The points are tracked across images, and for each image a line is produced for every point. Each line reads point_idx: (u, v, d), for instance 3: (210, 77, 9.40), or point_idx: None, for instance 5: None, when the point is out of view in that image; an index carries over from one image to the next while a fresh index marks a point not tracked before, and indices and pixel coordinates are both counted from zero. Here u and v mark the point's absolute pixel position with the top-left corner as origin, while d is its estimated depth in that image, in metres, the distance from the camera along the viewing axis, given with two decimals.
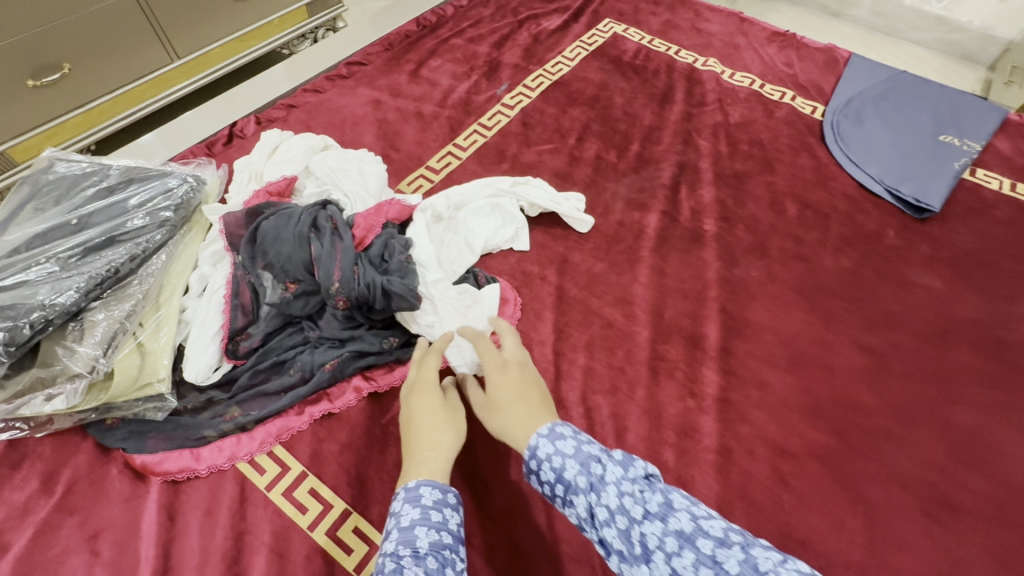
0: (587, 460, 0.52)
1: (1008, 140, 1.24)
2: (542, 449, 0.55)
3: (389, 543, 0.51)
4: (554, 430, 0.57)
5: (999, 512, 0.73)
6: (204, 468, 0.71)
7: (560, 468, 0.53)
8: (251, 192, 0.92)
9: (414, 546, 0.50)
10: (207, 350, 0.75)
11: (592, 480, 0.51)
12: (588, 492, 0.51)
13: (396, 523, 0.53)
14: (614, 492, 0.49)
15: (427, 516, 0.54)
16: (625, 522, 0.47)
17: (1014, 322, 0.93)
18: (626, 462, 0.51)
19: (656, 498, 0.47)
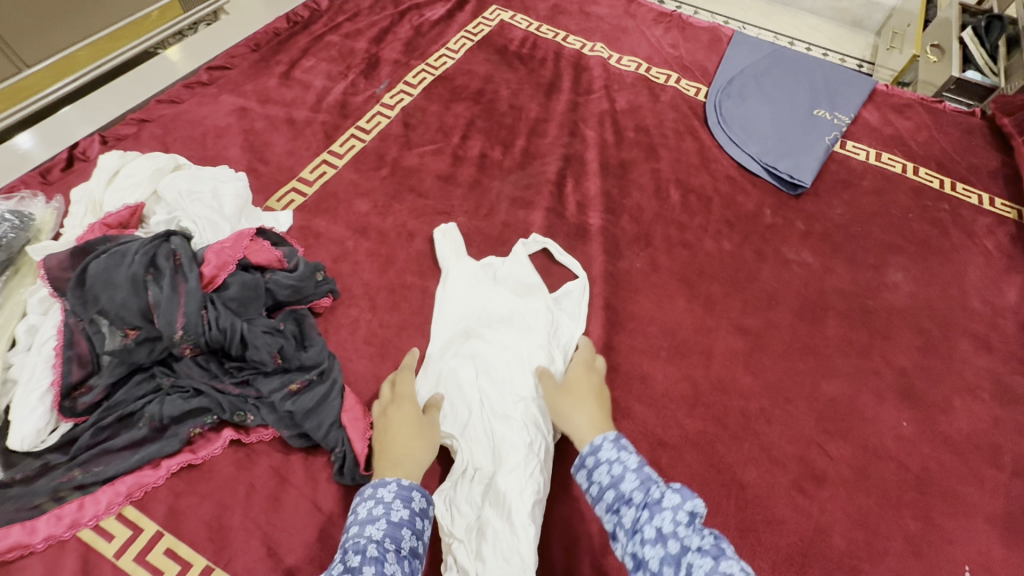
0: (648, 479, 0.56)
1: (875, 111, 1.31)
2: (605, 451, 0.59)
3: (377, 530, 0.54)
4: (619, 440, 0.61)
5: (857, 476, 0.78)
6: (40, 541, 0.64)
7: (620, 476, 0.57)
8: (86, 226, 0.83)
9: (399, 545, 0.53)
10: (34, 412, 0.68)
11: (650, 501, 0.53)
12: (642, 509, 0.53)
13: (385, 516, 0.55)
14: (671, 517, 0.51)
15: (414, 521, 0.56)
16: (675, 546, 0.49)
17: (876, 290, 0.98)
18: (684, 492, 0.53)
19: (708, 537, 0.49)
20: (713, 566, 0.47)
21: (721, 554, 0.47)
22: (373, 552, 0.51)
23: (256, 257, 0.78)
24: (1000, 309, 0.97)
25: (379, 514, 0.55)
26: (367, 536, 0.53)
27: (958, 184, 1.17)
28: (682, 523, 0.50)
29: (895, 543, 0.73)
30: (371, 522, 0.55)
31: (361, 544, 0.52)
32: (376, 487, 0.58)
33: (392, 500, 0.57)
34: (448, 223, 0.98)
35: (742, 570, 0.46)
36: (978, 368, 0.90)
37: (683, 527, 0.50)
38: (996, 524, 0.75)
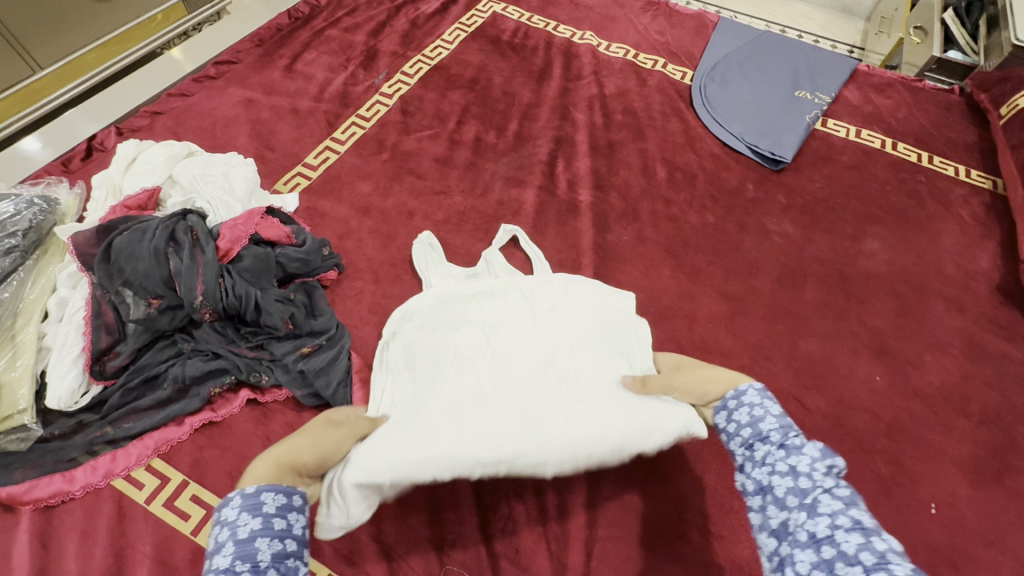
0: (788, 426, 0.57)
1: (856, 90, 1.35)
2: (751, 396, 0.62)
3: (225, 558, 0.48)
4: (765, 391, 0.62)
5: (832, 426, 0.83)
6: (79, 489, 0.71)
7: (759, 417, 0.59)
8: (108, 208, 0.89)
9: (253, 561, 0.48)
10: (68, 374, 0.74)
11: (788, 445, 0.56)
12: (777, 449, 0.56)
13: (232, 537, 0.49)
14: (806, 462, 0.53)
15: (268, 525, 0.51)
16: (807, 483, 0.52)
17: (854, 257, 1.03)
18: (824, 448, 0.54)
19: (842, 486, 0.51)
20: (842, 509, 0.49)
21: (852, 502, 0.50)
22: None
23: (267, 233, 0.84)
24: (973, 273, 1.02)
25: (227, 537, 0.50)
26: (217, 567, 0.48)
27: (935, 157, 1.22)
28: (819, 468, 0.53)
29: (867, 485, 0.79)
30: (222, 549, 0.49)
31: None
32: (222, 507, 0.52)
33: (239, 513, 0.51)
34: (425, 231, 0.98)
35: (871, 521, 0.48)
36: (950, 327, 0.95)
37: (819, 472, 0.52)
38: (963, 468, 0.80)
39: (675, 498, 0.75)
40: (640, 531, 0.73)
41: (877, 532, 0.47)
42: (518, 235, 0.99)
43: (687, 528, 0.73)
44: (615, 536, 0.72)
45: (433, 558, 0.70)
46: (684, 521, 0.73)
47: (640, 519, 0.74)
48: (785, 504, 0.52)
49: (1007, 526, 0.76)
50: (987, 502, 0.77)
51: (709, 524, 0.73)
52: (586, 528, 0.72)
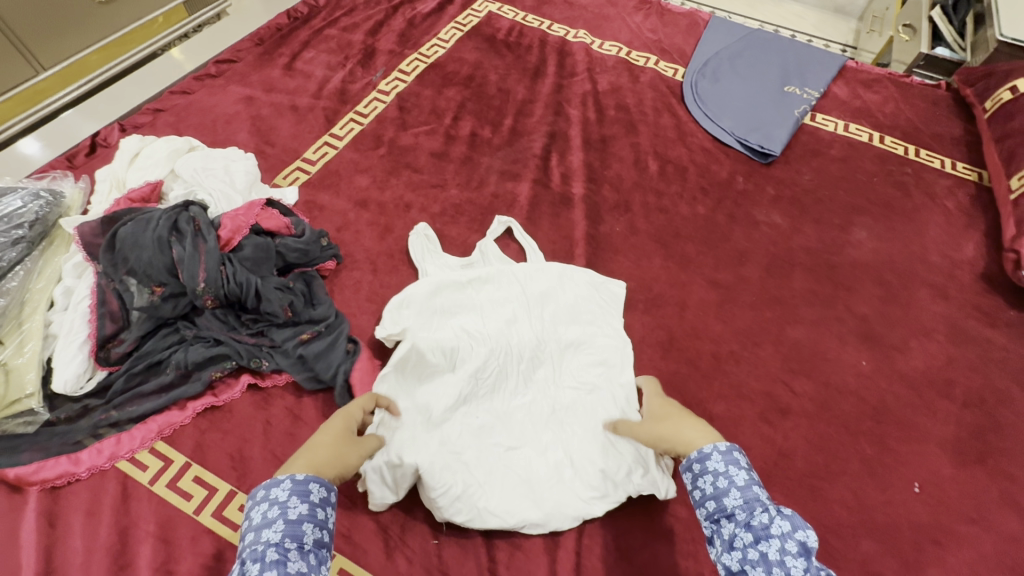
0: (753, 501, 0.53)
1: (845, 86, 1.38)
2: (713, 462, 0.56)
3: (274, 533, 0.50)
4: (730, 452, 0.56)
5: (818, 409, 0.86)
6: (84, 470, 0.73)
7: (722, 491, 0.54)
8: (112, 200, 0.91)
9: (301, 541, 0.51)
10: (73, 359, 0.76)
11: (755, 525, 0.51)
12: (744, 530, 0.52)
13: (283, 516, 0.51)
14: (777, 548, 0.49)
15: (315, 513, 0.54)
16: (778, 572, 0.47)
17: (841, 247, 1.06)
18: (793, 518, 0.50)
19: (814, 570, 0.47)
20: None
21: None
22: (274, 556, 0.49)
23: (266, 223, 0.86)
24: (958, 261, 1.04)
25: (275, 516, 0.52)
26: (265, 541, 0.50)
27: (922, 151, 1.24)
28: (790, 552, 0.48)
29: (852, 465, 0.81)
30: (268, 525, 0.51)
31: (260, 551, 0.49)
32: (270, 486, 0.54)
33: (292, 497, 0.53)
34: (420, 223, 1.01)
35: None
36: (935, 313, 0.97)
37: (792, 557, 0.48)
38: (946, 448, 0.82)
39: None
40: (630, 510, 0.75)
41: None
42: (512, 226, 1.01)
43: (676, 506, 0.75)
44: (606, 514, 0.74)
45: (428, 536, 0.72)
46: (673, 500, 0.76)
47: (630, 497, 0.76)
48: None
49: (988, 504, 0.78)
50: (969, 481, 0.80)
51: None
52: None
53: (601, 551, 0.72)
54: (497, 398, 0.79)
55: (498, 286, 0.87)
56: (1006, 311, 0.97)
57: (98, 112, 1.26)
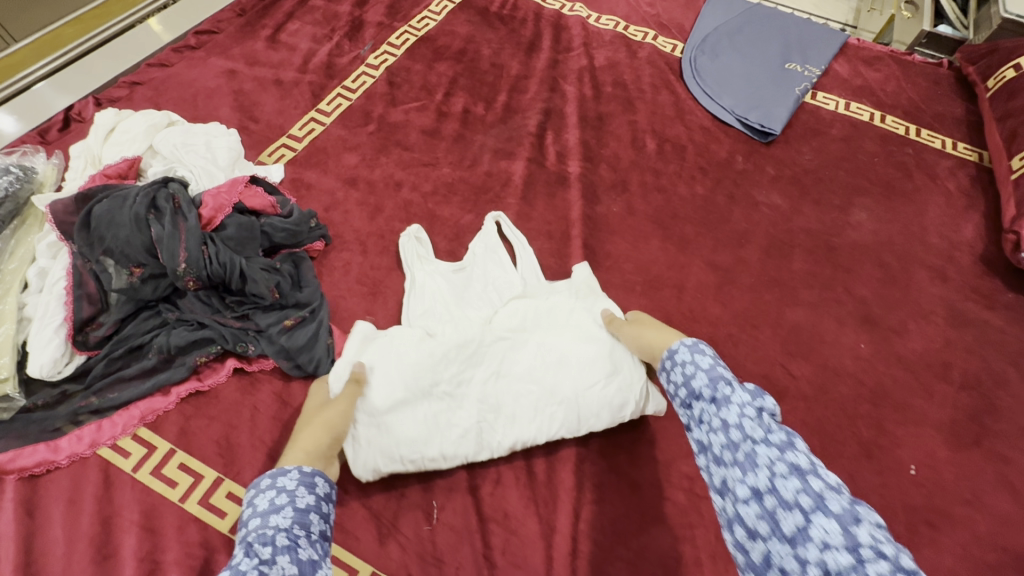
0: (718, 377, 0.58)
1: (846, 64, 1.35)
2: (681, 355, 0.62)
3: (284, 519, 0.51)
4: (696, 344, 0.62)
5: (816, 392, 0.85)
6: (64, 458, 0.70)
7: (691, 375, 0.60)
8: (87, 177, 0.87)
9: (309, 530, 0.52)
10: (50, 343, 0.72)
11: (718, 397, 0.56)
12: (711, 404, 0.56)
13: (291, 504, 0.53)
14: (736, 411, 0.54)
15: (320, 505, 0.55)
16: (736, 435, 0.52)
17: (841, 228, 1.04)
18: (754, 394, 0.56)
19: (774, 432, 0.51)
20: (779, 455, 0.49)
21: (788, 446, 0.50)
22: (285, 540, 0.49)
23: (251, 202, 0.83)
24: (958, 243, 1.03)
25: (284, 503, 0.53)
26: (274, 525, 0.50)
27: (923, 130, 1.22)
28: (749, 416, 0.53)
29: (849, 447, 0.80)
30: (276, 511, 0.52)
31: (271, 533, 0.49)
32: (276, 476, 0.56)
33: (298, 488, 0.55)
34: (412, 224, 0.95)
35: (806, 460, 0.48)
36: (934, 295, 0.96)
37: (749, 419, 0.53)
38: (942, 430, 0.82)
39: (663, 462, 0.76)
40: (626, 493, 0.74)
41: (812, 472, 0.47)
42: (502, 222, 0.97)
43: (672, 490, 0.74)
44: (603, 499, 0.73)
45: (421, 522, 0.71)
46: (670, 483, 0.75)
47: (627, 482, 0.75)
48: (723, 460, 0.53)
49: (984, 486, 0.78)
50: (965, 464, 0.79)
51: (695, 486, 0.74)
52: (574, 491, 0.73)
53: (598, 535, 0.71)
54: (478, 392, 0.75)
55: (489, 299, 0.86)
56: (1004, 293, 0.96)
57: (71, 84, 1.20)
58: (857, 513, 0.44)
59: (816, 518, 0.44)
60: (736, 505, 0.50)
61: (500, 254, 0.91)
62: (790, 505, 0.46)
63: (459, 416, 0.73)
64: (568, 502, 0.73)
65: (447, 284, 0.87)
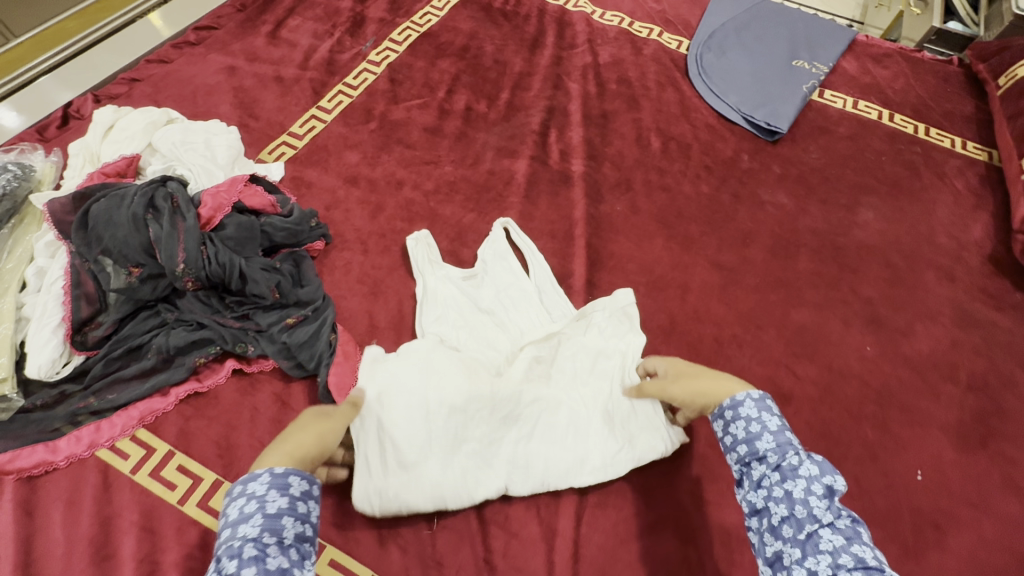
0: (786, 444, 0.56)
1: (854, 60, 1.33)
2: (746, 410, 0.60)
3: (252, 528, 0.49)
4: (762, 401, 0.60)
5: (822, 394, 0.84)
6: (62, 459, 0.70)
7: (756, 435, 0.58)
8: (86, 175, 0.86)
9: (279, 536, 0.50)
10: (48, 343, 0.72)
11: (784, 467, 0.55)
12: (774, 471, 0.56)
13: (261, 511, 0.51)
14: (802, 488, 0.53)
15: (295, 507, 0.53)
16: (802, 512, 0.52)
17: (848, 228, 1.02)
18: (823, 466, 0.54)
19: (841, 516, 0.51)
20: (842, 543, 0.49)
21: (851, 533, 0.50)
22: (252, 550, 0.48)
23: (250, 201, 0.82)
24: (967, 243, 1.01)
25: (254, 510, 0.51)
26: (242, 536, 0.49)
27: (932, 128, 1.20)
28: (817, 494, 0.52)
29: (855, 451, 0.79)
30: (246, 520, 0.50)
31: (238, 546, 0.48)
32: (245, 482, 0.53)
33: (269, 491, 0.52)
34: (421, 230, 0.94)
35: (870, 552, 0.48)
36: (942, 296, 0.94)
37: (816, 498, 0.52)
38: (950, 434, 0.81)
39: (667, 465, 0.75)
40: (629, 496, 0.73)
41: (877, 568, 0.47)
42: (510, 228, 0.95)
43: (676, 493, 0.73)
44: (606, 503, 0.72)
45: (422, 525, 0.70)
46: (674, 486, 0.74)
47: (630, 486, 0.74)
48: (780, 532, 0.53)
49: (992, 490, 0.77)
50: (973, 467, 0.78)
51: (699, 490, 0.74)
52: (577, 493, 0.73)
53: (600, 539, 0.70)
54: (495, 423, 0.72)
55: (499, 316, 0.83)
56: (1013, 294, 0.95)
57: (73, 79, 1.20)
58: None
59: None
60: None
61: (510, 258, 0.90)
62: None
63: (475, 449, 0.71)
64: (571, 505, 0.72)
65: (459, 292, 0.85)
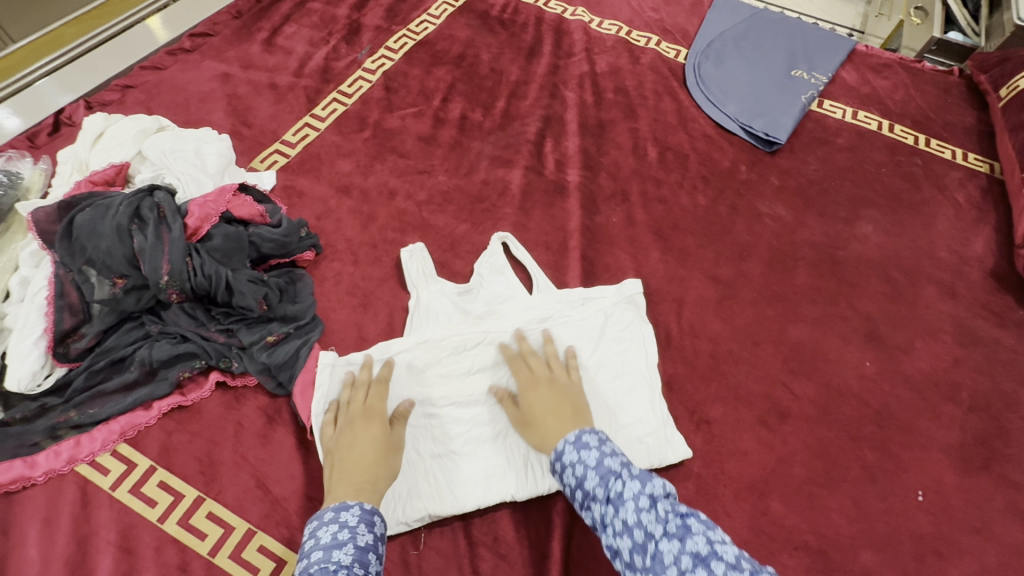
0: (606, 473, 0.57)
1: (854, 71, 1.31)
2: (567, 455, 0.61)
3: (344, 556, 0.52)
4: (579, 439, 0.62)
5: (820, 412, 0.82)
6: (41, 474, 0.68)
7: (582, 476, 0.59)
8: (74, 184, 0.85)
9: (366, 568, 0.52)
10: (29, 355, 0.70)
11: (613, 497, 0.55)
12: (607, 505, 0.56)
13: (352, 540, 0.54)
14: (633, 508, 0.53)
15: (376, 543, 0.56)
16: (640, 536, 0.51)
17: (846, 241, 1.01)
18: (646, 481, 0.55)
19: (670, 522, 0.51)
20: (680, 547, 0.48)
21: (685, 534, 0.49)
22: None
23: (238, 211, 0.81)
24: (967, 258, 1.00)
25: (346, 539, 0.54)
26: (336, 562, 0.51)
27: (932, 140, 1.18)
28: (646, 509, 0.53)
29: (852, 471, 0.78)
30: (339, 547, 0.53)
31: (332, 569, 0.51)
32: (338, 510, 0.57)
33: (361, 524, 0.56)
34: (415, 242, 0.92)
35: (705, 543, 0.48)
36: (941, 312, 0.93)
37: (646, 514, 0.52)
38: (951, 455, 0.79)
39: None
40: None
41: (712, 556, 0.47)
42: (509, 243, 0.93)
43: None
44: None
45: (409, 546, 0.68)
46: None
47: None
48: (635, 567, 0.51)
49: (993, 514, 0.75)
50: (973, 489, 0.76)
51: None
52: (567, 514, 0.71)
53: (591, 562, 0.68)
54: (484, 437, 0.72)
55: (502, 312, 0.81)
56: (1015, 310, 0.93)
57: (65, 83, 1.18)
58: None
59: None
60: None
61: (507, 273, 0.88)
62: None
63: (469, 464, 0.71)
64: (559, 527, 0.70)
65: (451, 307, 0.83)
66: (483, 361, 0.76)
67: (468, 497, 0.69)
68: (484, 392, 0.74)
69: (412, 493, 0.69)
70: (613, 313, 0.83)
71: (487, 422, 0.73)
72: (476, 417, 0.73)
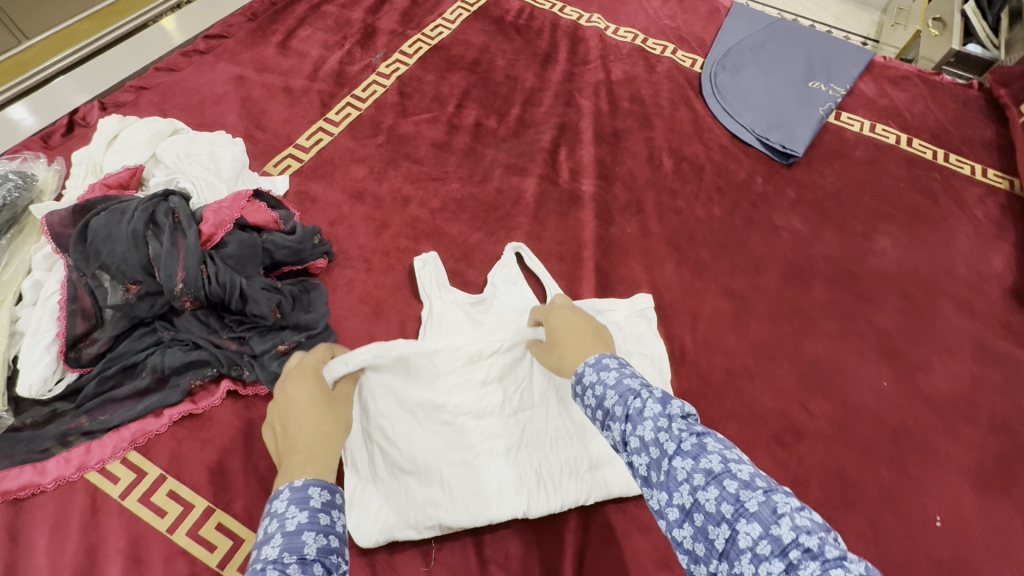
0: (627, 392, 0.52)
1: (871, 83, 1.30)
2: (587, 376, 0.56)
3: (272, 549, 0.41)
4: (599, 361, 0.57)
5: (836, 431, 0.81)
6: (50, 481, 0.68)
7: (602, 396, 0.53)
8: (87, 186, 0.85)
9: (300, 553, 0.41)
10: (40, 361, 0.69)
11: (632, 413, 0.50)
12: (624, 421, 0.50)
13: (279, 528, 0.43)
14: (651, 426, 0.48)
15: (315, 519, 0.44)
16: (656, 452, 0.47)
17: (863, 255, 1.00)
18: (664, 400, 0.50)
19: (687, 440, 0.46)
20: (694, 466, 0.45)
21: (701, 452, 0.45)
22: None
23: (253, 218, 0.80)
24: (987, 275, 0.98)
25: (274, 529, 0.43)
26: (262, 560, 0.41)
27: (951, 155, 1.17)
28: (664, 426, 0.48)
29: (869, 492, 0.76)
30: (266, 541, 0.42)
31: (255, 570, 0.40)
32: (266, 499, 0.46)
33: (290, 503, 0.45)
34: (428, 251, 0.91)
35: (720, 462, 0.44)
36: (960, 330, 0.91)
37: (663, 431, 0.48)
38: (970, 477, 0.78)
39: None
40: (635, 540, 0.70)
41: (727, 473, 0.43)
42: (522, 253, 0.92)
43: None
44: (609, 543, 0.70)
45: (420, 562, 0.68)
46: None
47: (637, 527, 0.71)
48: (649, 481, 0.47)
49: (1013, 539, 0.73)
50: (992, 513, 0.75)
51: None
52: (579, 532, 0.70)
53: None
54: (496, 450, 0.71)
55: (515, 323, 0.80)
56: None
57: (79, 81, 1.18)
58: (775, 503, 0.41)
59: (740, 526, 0.40)
60: (669, 528, 0.45)
61: (521, 284, 0.87)
62: (716, 519, 0.42)
63: (480, 478, 0.69)
64: (572, 545, 0.69)
65: (464, 315, 0.81)
66: (498, 370, 0.73)
67: (478, 511, 0.68)
68: (498, 403, 0.72)
69: (422, 506, 0.67)
70: (627, 325, 0.82)
71: (499, 435, 0.72)
72: (489, 429, 0.71)
